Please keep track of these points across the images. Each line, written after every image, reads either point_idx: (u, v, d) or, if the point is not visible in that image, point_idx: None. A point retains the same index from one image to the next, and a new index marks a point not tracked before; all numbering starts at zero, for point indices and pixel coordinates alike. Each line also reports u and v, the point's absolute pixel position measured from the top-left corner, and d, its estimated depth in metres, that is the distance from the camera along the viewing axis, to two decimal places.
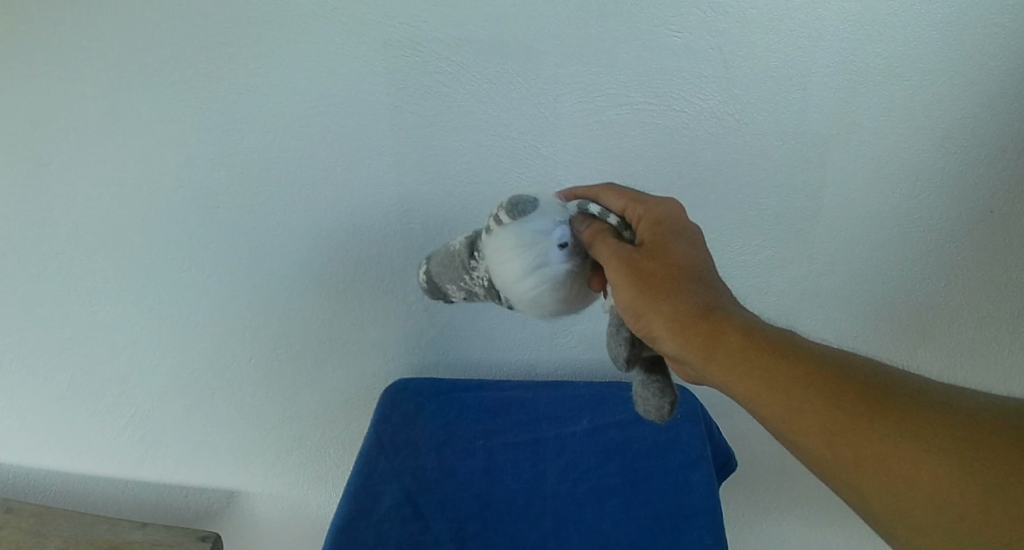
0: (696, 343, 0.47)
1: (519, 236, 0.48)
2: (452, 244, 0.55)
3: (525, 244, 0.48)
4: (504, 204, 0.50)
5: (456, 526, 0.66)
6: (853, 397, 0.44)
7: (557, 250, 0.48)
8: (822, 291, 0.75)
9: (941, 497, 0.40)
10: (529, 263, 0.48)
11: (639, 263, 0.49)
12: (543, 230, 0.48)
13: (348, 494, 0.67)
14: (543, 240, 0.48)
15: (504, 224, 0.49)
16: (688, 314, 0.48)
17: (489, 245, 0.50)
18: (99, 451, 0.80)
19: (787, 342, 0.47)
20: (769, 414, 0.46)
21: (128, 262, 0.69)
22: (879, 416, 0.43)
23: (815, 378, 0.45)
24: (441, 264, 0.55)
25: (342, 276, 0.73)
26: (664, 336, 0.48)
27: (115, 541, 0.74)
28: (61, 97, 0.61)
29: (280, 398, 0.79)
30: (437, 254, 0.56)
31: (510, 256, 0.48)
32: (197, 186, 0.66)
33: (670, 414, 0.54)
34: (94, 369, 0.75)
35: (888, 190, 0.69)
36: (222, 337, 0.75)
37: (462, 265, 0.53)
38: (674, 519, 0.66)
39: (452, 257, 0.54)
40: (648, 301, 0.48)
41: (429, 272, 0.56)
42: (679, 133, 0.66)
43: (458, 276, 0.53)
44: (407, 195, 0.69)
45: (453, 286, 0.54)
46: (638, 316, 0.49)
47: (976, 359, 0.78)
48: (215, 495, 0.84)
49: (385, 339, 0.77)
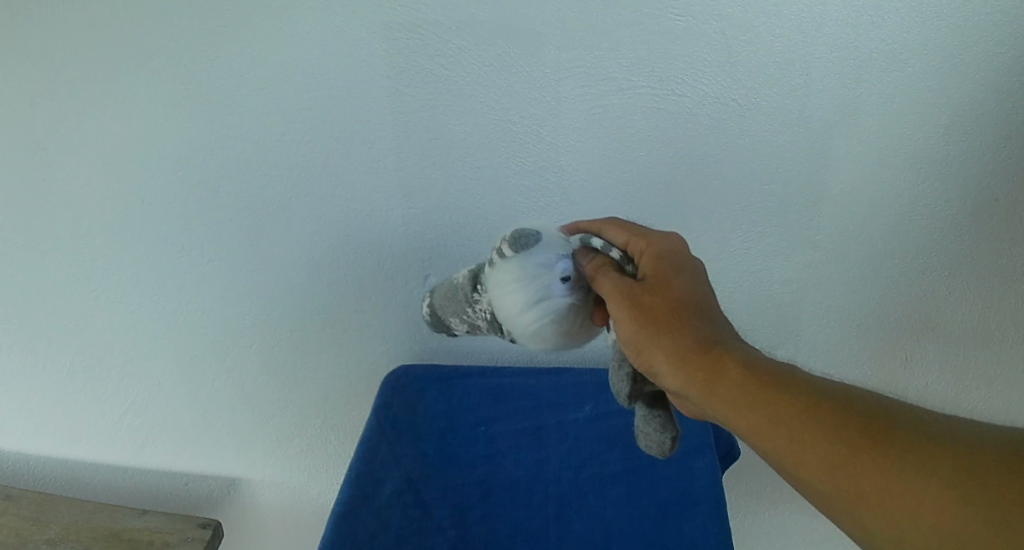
0: (696, 378, 0.47)
1: (520, 269, 0.49)
2: (455, 278, 0.57)
3: (526, 278, 0.48)
4: (508, 237, 0.50)
5: (458, 513, 0.66)
6: (854, 430, 0.43)
7: (559, 283, 0.49)
8: (833, 282, 0.72)
9: (944, 527, 0.40)
10: (531, 297, 0.48)
11: (640, 297, 0.49)
12: (545, 263, 0.49)
13: (349, 480, 0.67)
14: (545, 274, 0.49)
15: (507, 256, 0.49)
16: (688, 349, 0.48)
17: (492, 277, 0.50)
18: (98, 441, 0.80)
19: (788, 375, 0.47)
20: (770, 448, 0.45)
21: (119, 254, 0.68)
22: (880, 449, 0.42)
23: (815, 411, 0.45)
24: (445, 298, 0.56)
25: (337, 262, 0.71)
26: (665, 370, 0.48)
27: (116, 528, 0.75)
28: (43, 90, 0.60)
29: (278, 386, 0.78)
30: (442, 289, 0.58)
31: (512, 289, 0.49)
32: (190, 174, 0.65)
33: (672, 449, 0.54)
34: (88, 360, 0.75)
35: (899, 178, 0.66)
36: (216, 326, 0.74)
37: (465, 298, 0.54)
38: (677, 508, 0.65)
39: (455, 291, 0.55)
40: (648, 335, 0.48)
41: (434, 305, 0.58)
42: (683, 121, 0.64)
43: (461, 309, 0.55)
44: (400, 180, 0.67)
45: (456, 319, 0.56)
46: (639, 350, 0.49)
47: (989, 348, 0.76)
48: (215, 482, 0.85)
49: (383, 326, 0.76)
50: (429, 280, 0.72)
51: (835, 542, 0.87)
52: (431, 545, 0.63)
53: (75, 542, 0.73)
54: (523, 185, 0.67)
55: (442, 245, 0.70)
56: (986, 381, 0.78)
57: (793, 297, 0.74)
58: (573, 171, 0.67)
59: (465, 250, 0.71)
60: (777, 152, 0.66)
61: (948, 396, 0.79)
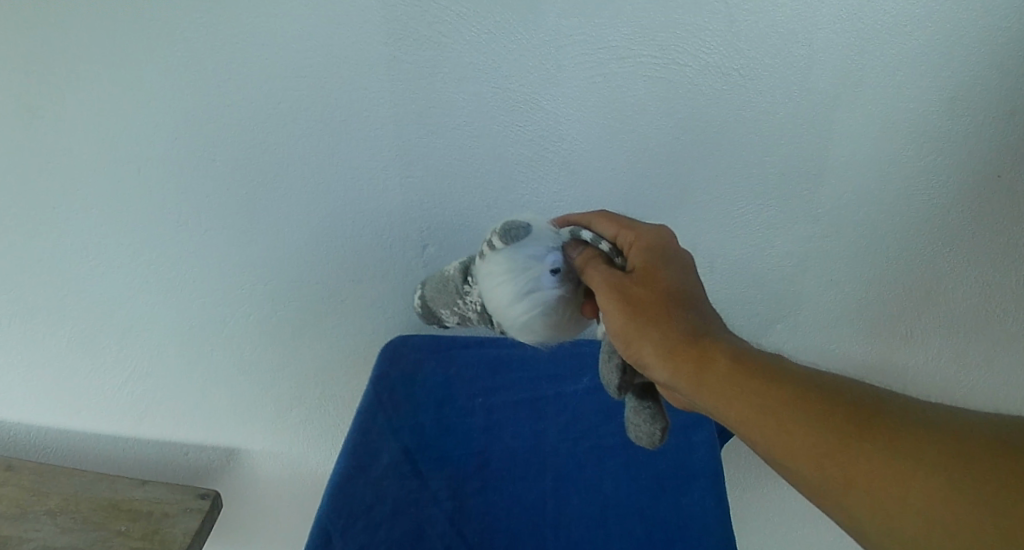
0: (686, 370, 0.47)
1: (511, 261, 0.48)
2: (446, 269, 0.57)
3: (516, 269, 0.48)
4: (498, 229, 0.50)
5: (454, 484, 0.65)
6: (843, 420, 0.43)
7: (549, 275, 0.48)
8: (834, 257, 0.71)
9: (935, 514, 0.40)
10: (520, 288, 0.48)
11: (629, 289, 0.49)
12: (536, 255, 0.48)
13: (347, 449, 0.66)
14: (534, 265, 0.48)
15: (497, 248, 0.49)
16: (678, 340, 0.47)
17: (482, 269, 0.50)
18: (97, 413, 0.81)
19: (777, 366, 0.46)
20: (760, 439, 0.45)
21: (111, 229, 0.68)
22: (872, 439, 0.42)
23: (804, 402, 0.44)
24: (436, 289, 0.56)
25: (333, 232, 0.70)
26: (654, 362, 0.48)
27: (116, 499, 0.76)
28: (28, 63, 0.59)
29: (276, 359, 0.78)
30: (433, 281, 0.58)
31: (501, 280, 0.48)
32: (183, 145, 0.64)
33: (662, 440, 0.54)
34: (85, 334, 0.74)
35: (904, 151, 0.65)
36: (210, 301, 0.73)
37: (456, 289, 0.54)
38: (674, 481, 0.65)
39: (446, 283, 0.55)
40: (637, 327, 0.48)
41: (425, 297, 0.58)
42: (686, 90, 0.63)
43: (452, 300, 0.55)
44: (395, 151, 0.65)
45: (447, 310, 0.56)
46: (629, 342, 0.48)
47: (991, 324, 0.75)
48: (216, 453, 0.86)
49: (380, 298, 0.75)
50: (427, 251, 0.71)
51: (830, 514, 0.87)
52: (428, 517, 0.62)
53: (76, 512, 0.74)
54: (523, 154, 0.66)
55: (439, 217, 0.69)
56: (987, 357, 0.78)
57: (795, 272, 0.73)
58: (571, 143, 0.65)
59: (462, 222, 0.70)
60: (782, 123, 0.64)
61: (948, 371, 0.79)
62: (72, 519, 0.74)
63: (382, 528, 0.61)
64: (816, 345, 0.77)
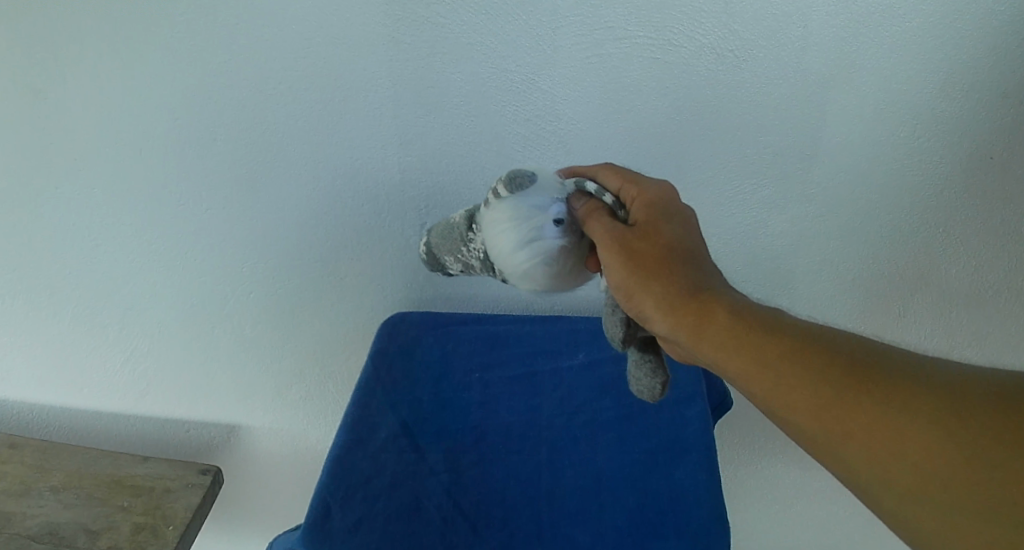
0: (687, 324, 0.48)
1: (515, 210, 0.49)
2: (452, 218, 0.57)
3: (518, 218, 0.49)
4: (503, 177, 0.51)
5: (451, 457, 0.66)
6: (841, 372, 0.44)
7: (553, 225, 0.49)
8: (827, 235, 0.72)
9: (929, 463, 0.41)
10: (523, 236, 0.49)
11: (630, 243, 0.49)
12: (539, 205, 0.49)
13: (345, 424, 0.66)
14: (536, 216, 0.49)
15: (501, 196, 0.50)
16: (678, 294, 0.49)
17: (486, 217, 0.51)
18: (99, 390, 0.81)
19: (776, 320, 0.48)
20: (758, 390, 0.47)
21: (113, 207, 0.68)
22: (867, 390, 0.43)
23: (802, 354, 0.46)
24: (441, 236, 0.57)
25: (332, 211, 0.70)
26: (655, 315, 0.49)
27: (117, 475, 0.77)
28: (30, 44, 0.59)
29: (274, 337, 0.79)
30: (440, 226, 0.59)
31: (503, 228, 0.49)
32: (183, 126, 0.64)
33: (663, 394, 0.55)
34: (85, 313, 0.75)
35: (896, 131, 0.66)
36: (210, 279, 0.74)
37: (461, 237, 0.55)
38: (668, 453, 0.65)
39: (452, 230, 0.56)
40: (639, 280, 0.49)
41: (430, 243, 0.59)
42: (683, 70, 0.63)
43: (456, 248, 0.55)
44: (395, 130, 0.66)
45: (450, 258, 0.57)
46: (631, 296, 0.50)
47: (980, 303, 0.76)
48: (216, 430, 0.86)
49: (379, 277, 0.75)
50: (425, 228, 0.72)
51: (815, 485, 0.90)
52: (425, 489, 0.63)
53: (79, 489, 0.75)
54: (520, 134, 0.66)
55: (439, 195, 0.70)
56: (975, 336, 0.79)
57: (789, 249, 0.74)
58: (568, 123, 0.66)
59: (460, 201, 0.70)
60: (777, 103, 0.65)
61: (938, 348, 0.80)
62: (75, 495, 0.75)
63: (380, 500, 0.61)
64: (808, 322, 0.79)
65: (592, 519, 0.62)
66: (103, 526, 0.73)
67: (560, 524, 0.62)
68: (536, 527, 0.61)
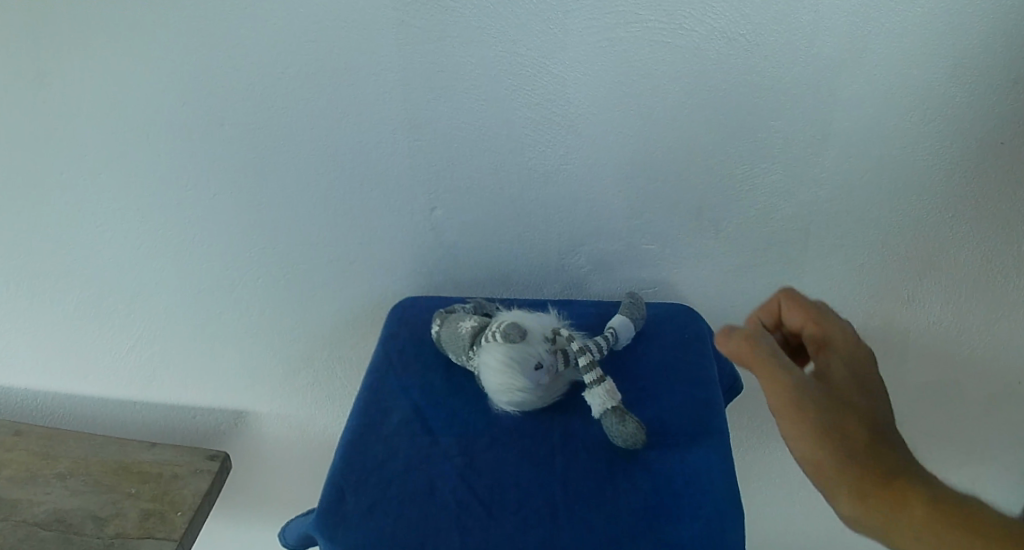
0: (824, 446, 0.52)
1: (505, 398, 0.60)
2: (460, 325, 0.63)
3: (509, 401, 0.60)
4: (503, 358, 0.59)
5: (465, 440, 0.61)
6: (941, 509, 0.48)
7: (532, 405, 0.61)
8: (839, 219, 0.72)
9: None
10: (509, 406, 0.61)
11: (799, 381, 0.55)
12: (524, 400, 0.60)
13: (358, 409, 0.63)
14: (523, 401, 0.60)
15: (498, 386, 0.60)
16: (813, 408, 0.54)
17: (491, 350, 0.60)
18: (107, 376, 0.82)
19: (894, 457, 0.52)
20: (868, 523, 0.50)
21: (123, 193, 0.68)
22: (956, 528, 0.47)
23: (900, 494, 0.49)
24: (452, 342, 0.64)
25: (340, 195, 0.70)
26: (790, 434, 0.54)
27: (124, 461, 0.76)
28: (42, 27, 0.59)
29: (281, 322, 0.78)
30: (450, 321, 0.65)
31: (500, 396, 0.60)
32: (191, 112, 0.64)
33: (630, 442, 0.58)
34: (94, 298, 0.75)
35: (906, 115, 0.66)
36: (217, 263, 0.73)
37: (468, 356, 0.63)
38: (680, 440, 0.60)
39: (461, 344, 0.63)
40: (791, 416, 0.54)
41: (442, 332, 0.65)
42: (693, 56, 0.63)
43: (466, 359, 0.63)
44: (404, 114, 0.65)
45: (459, 360, 0.64)
46: (778, 415, 0.55)
47: (989, 292, 0.76)
48: (224, 417, 0.86)
49: (386, 261, 0.74)
50: (435, 213, 0.71)
51: None
52: (439, 473, 0.58)
53: (86, 476, 0.75)
54: (531, 118, 0.66)
55: (448, 179, 0.69)
56: (985, 327, 0.78)
57: (801, 235, 0.73)
58: (579, 106, 0.65)
59: (470, 184, 0.69)
60: (788, 86, 0.64)
61: (945, 339, 0.79)
62: (82, 482, 0.74)
63: (394, 483, 0.58)
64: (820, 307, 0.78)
65: (607, 501, 0.56)
66: (110, 512, 0.72)
67: (575, 507, 0.56)
68: (551, 511, 0.55)
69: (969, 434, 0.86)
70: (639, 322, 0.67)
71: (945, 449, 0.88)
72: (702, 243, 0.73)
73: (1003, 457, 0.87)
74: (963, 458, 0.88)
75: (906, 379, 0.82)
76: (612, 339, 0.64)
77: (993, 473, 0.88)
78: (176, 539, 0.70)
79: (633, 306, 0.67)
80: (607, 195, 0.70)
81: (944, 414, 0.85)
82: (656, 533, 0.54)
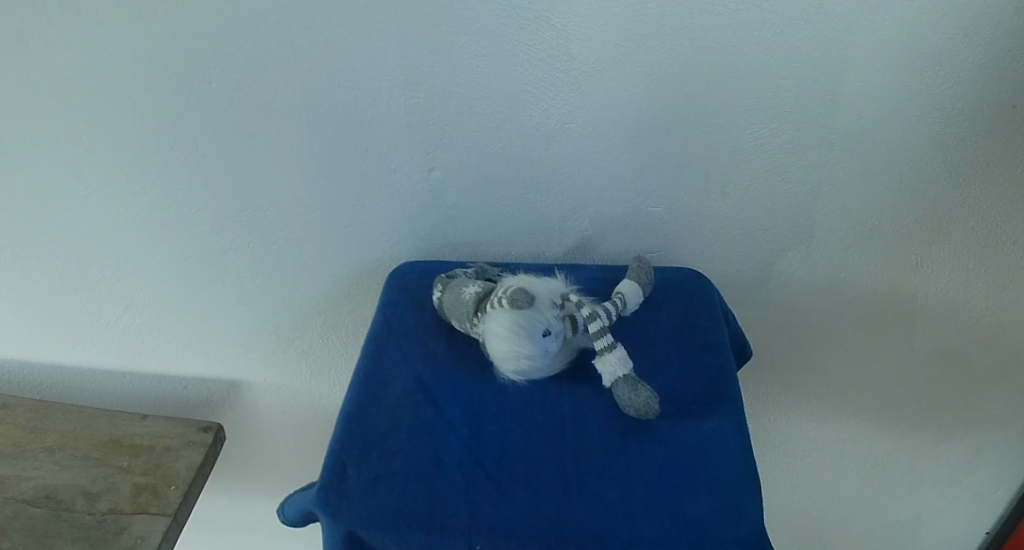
0: None
1: (510, 365, 0.58)
2: (463, 289, 0.61)
3: (514, 368, 0.58)
4: (509, 324, 0.56)
5: (471, 411, 0.59)
6: None
7: (538, 372, 0.59)
8: (851, 183, 0.69)
9: None
10: (514, 374, 0.59)
11: None
12: (530, 367, 0.58)
13: (358, 379, 0.61)
14: (529, 369, 0.58)
15: (503, 354, 0.57)
16: None
17: (495, 318, 0.57)
18: (93, 346, 0.79)
19: None
20: None
21: (108, 152, 0.66)
22: None
23: None
24: (454, 306, 0.61)
25: (332, 157, 0.66)
26: None
27: (114, 434, 0.74)
28: None
29: (273, 289, 0.75)
30: (452, 288, 0.62)
31: (505, 364, 0.58)
32: (173, 66, 0.61)
33: (640, 411, 0.57)
34: (80, 263, 0.73)
35: (923, 75, 0.63)
36: (206, 229, 0.70)
37: (470, 321, 0.60)
38: (692, 409, 0.58)
39: (464, 309, 0.60)
40: None
41: (444, 298, 0.63)
42: (702, 10, 0.59)
43: (468, 324, 0.61)
44: (398, 71, 0.62)
45: (462, 325, 0.62)
46: None
47: (1001, 256, 0.74)
48: (215, 387, 0.83)
49: (382, 226, 0.71)
50: (433, 174, 0.68)
51: (822, 432, 0.89)
52: (445, 445, 0.56)
53: (74, 450, 0.73)
54: (532, 75, 0.62)
55: (445, 139, 0.66)
56: (994, 292, 0.76)
57: (811, 199, 0.70)
58: (583, 62, 0.62)
59: (468, 145, 0.66)
60: (802, 43, 0.61)
61: (954, 304, 0.77)
62: (71, 457, 0.72)
63: (398, 457, 0.56)
64: (828, 272, 0.75)
65: (620, 474, 0.54)
66: (102, 488, 0.70)
67: (587, 479, 0.54)
68: (561, 484, 0.53)
69: (972, 400, 0.85)
70: (647, 287, 0.65)
71: (951, 415, 0.87)
72: (710, 206, 0.71)
73: (1006, 423, 0.86)
74: (969, 423, 0.87)
75: (912, 343, 0.81)
76: (620, 304, 0.62)
77: (995, 440, 0.88)
78: (169, 515, 0.68)
79: (641, 270, 0.65)
80: (612, 155, 0.67)
81: (950, 378, 0.83)
82: (671, 506, 0.52)
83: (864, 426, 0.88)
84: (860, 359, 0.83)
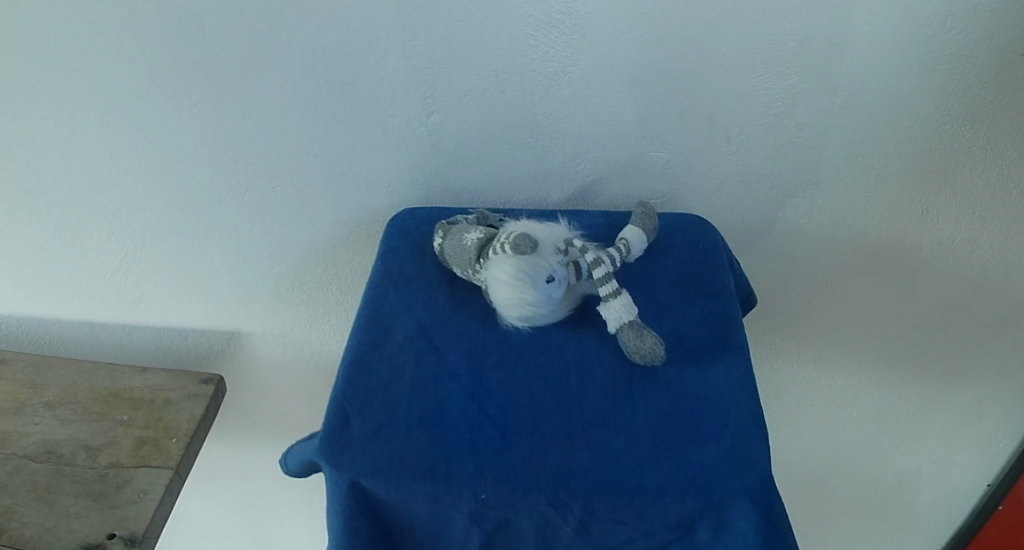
0: None
1: (513, 311, 0.57)
2: (464, 236, 0.59)
3: (518, 314, 0.57)
4: (512, 270, 0.55)
5: (474, 359, 0.58)
6: None
7: (541, 319, 0.58)
8: (864, 127, 0.67)
9: None
10: (517, 320, 0.58)
11: None
12: (533, 313, 0.57)
13: (359, 328, 0.60)
14: (532, 315, 0.57)
15: (505, 300, 0.56)
16: None
17: (498, 263, 0.56)
18: (89, 299, 0.78)
19: None
20: None
21: (93, 99, 0.63)
22: None
23: None
24: (455, 253, 0.60)
25: (325, 103, 0.64)
26: None
27: (114, 388, 0.74)
28: None
29: (269, 239, 0.73)
30: (453, 234, 0.61)
31: (508, 310, 0.57)
32: (157, 5, 0.58)
33: (645, 357, 0.56)
34: (71, 215, 0.71)
35: (943, 11, 0.59)
36: (198, 177, 0.68)
37: (472, 267, 0.59)
38: (698, 356, 0.57)
39: (465, 255, 0.59)
40: None
41: (444, 245, 0.61)
42: None
43: (470, 271, 0.59)
44: (392, 11, 0.59)
45: (463, 272, 0.60)
46: None
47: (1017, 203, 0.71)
48: (215, 339, 0.83)
49: (378, 174, 0.69)
50: (431, 118, 0.65)
51: (826, 377, 0.89)
52: (448, 393, 0.56)
53: (75, 404, 0.72)
54: (532, 15, 0.59)
55: (442, 83, 0.63)
56: (1008, 238, 0.74)
57: (822, 143, 0.68)
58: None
59: (466, 89, 0.63)
60: None
61: (966, 251, 0.75)
62: (71, 411, 0.72)
63: (400, 405, 0.55)
64: (837, 218, 0.73)
65: (625, 422, 0.54)
66: (103, 442, 0.70)
67: (591, 426, 0.53)
68: (566, 432, 0.53)
69: (980, 348, 0.84)
70: (652, 233, 0.63)
71: (957, 363, 0.86)
72: (717, 150, 0.68)
73: (1013, 371, 0.85)
74: (975, 370, 0.86)
75: (921, 290, 0.79)
76: (624, 250, 0.61)
77: (1000, 389, 0.87)
78: (171, 468, 0.68)
79: (646, 216, 0.63)
80: (617, 97, 0.64)
81: (958, 326, 0.82)
82: (677, 452, 0.52)
83: (868, 373, 0.88)
84: (867, 306, 0.82)
